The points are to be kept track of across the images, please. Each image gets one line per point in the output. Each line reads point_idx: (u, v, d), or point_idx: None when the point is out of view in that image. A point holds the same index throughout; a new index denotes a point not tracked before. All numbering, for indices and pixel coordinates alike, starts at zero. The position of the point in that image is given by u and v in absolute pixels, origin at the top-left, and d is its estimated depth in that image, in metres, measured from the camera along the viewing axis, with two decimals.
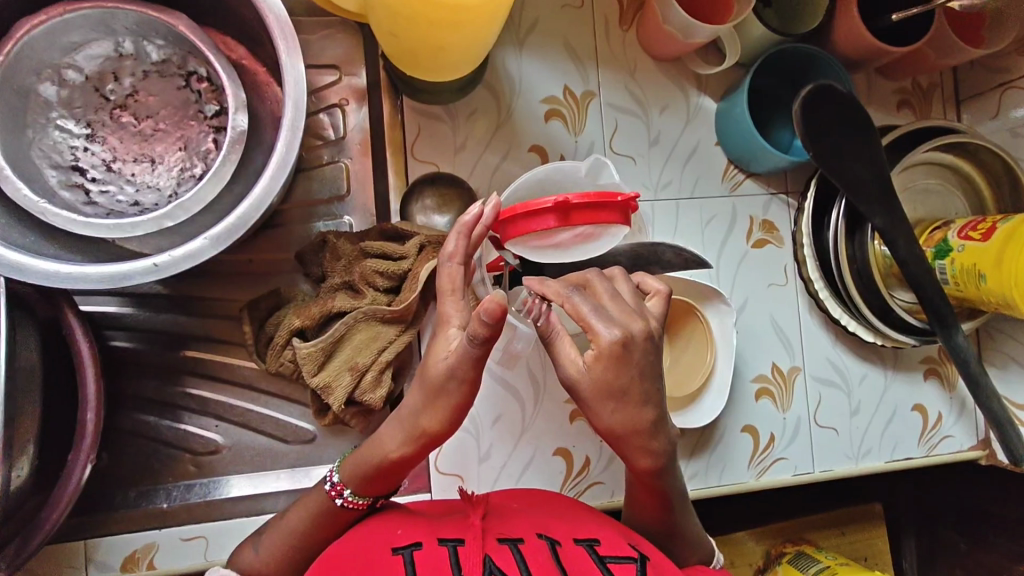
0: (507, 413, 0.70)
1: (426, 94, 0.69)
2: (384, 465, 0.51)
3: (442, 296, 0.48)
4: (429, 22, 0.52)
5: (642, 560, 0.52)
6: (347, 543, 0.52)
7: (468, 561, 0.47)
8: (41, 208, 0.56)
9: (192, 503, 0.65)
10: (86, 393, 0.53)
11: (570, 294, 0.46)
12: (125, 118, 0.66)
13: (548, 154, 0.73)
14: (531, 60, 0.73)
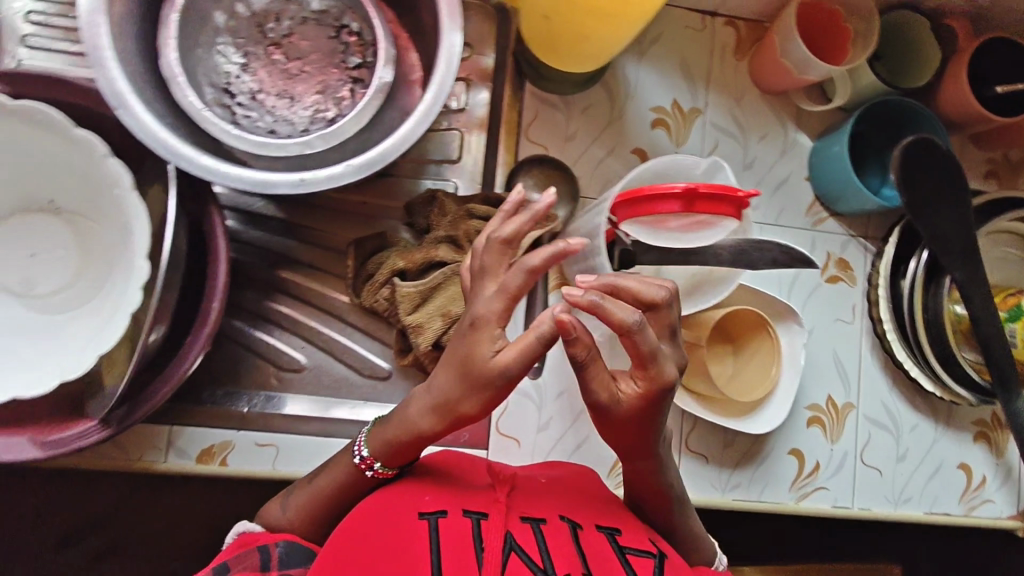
0: (570, 389, 0.73)
1: (549, 81, 0.74)
2: (412, 438, 0.52)
3: (488, 284, 0.45)
4: (583, 12, 0.56)
5: (658, 557, 0.55)
6: (375, 502, 0.55)
7: (491, 539, 0.49)
8: (201, 117, 0.61)
9: (269, 412, 0.69)
10: (216, 283, 0.58)
11: (636, 329, 0.42)
12: (276, 56, 0.72)
13: (649, 158, 0.77)
14: (648, 69, 0.78)
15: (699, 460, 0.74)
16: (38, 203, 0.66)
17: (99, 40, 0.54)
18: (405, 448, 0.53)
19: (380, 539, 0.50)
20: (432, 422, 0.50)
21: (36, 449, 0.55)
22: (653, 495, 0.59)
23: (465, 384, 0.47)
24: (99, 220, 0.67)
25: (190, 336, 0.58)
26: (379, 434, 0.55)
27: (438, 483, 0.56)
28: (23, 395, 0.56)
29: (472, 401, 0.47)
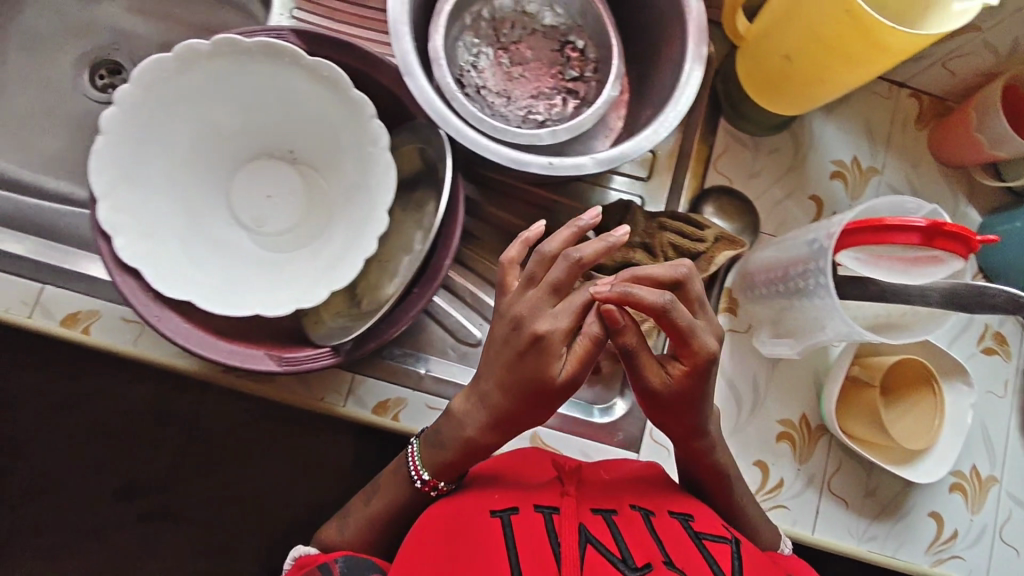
0: (724, 410, 0.75)
1: (745, 120, 0.80)
2: (466, 446, 0.56)
3: (551, 311, 0.49)
4: (829, 54, 0.61)
5: (736, 540, 0.54)
6: (440, 509, 0.57)
7: (565, 529, 0.50)
8: (452, 93, 0.64)
9: (444, 379, 0.72)
10: (449, 246, 0.62)
11: (671, 306, 0.47)
12: (502, 59, 0.78)
13: (825, 206, 0.80)
14: (834, 125, 0.82)
15: (838, 503, 0.76)
16: (279, 150, 0.72)
17: (402, 16, 0.60)
18: (456, 457, 0.57)
19: (455, 536, 0.52)
20: (488, 430, 0.54)
21: (274, 362, 0.59)
22: (708, 475, 0.61)
23: (526, 396, 0.51)
24: (329, 173, 0.72)
25: (416, 287, 0.62)
26: (428, 450, 0.59)
27: (501, 481, 0.58)
28: (266, 313, 0.61)
29: (531, 405, 0.51)
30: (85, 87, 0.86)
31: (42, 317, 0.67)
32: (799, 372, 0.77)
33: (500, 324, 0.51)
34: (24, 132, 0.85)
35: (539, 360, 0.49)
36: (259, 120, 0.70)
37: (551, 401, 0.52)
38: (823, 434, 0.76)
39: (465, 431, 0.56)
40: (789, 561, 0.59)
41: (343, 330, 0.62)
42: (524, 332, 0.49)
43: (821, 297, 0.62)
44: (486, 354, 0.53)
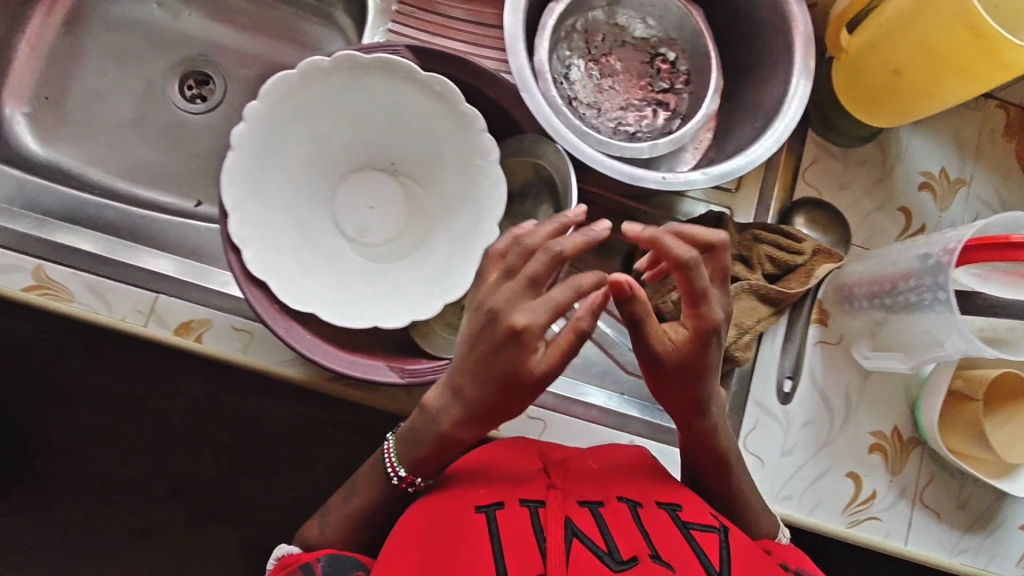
0: (817, 421, 0.76)
1: (836, 132, 0.80)
2: (441, 444, 0.53)
3: (526, 303, 0.45)
4: (947, 68, 0.62)
5: (724, 529, 0.52)
6: (420, 506, 0.54)
7: (549, 522, 0.48)
8: (558, 105, 0.64)
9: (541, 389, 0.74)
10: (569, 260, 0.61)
11: (693, 264, 0.46)
12: (592, 70, 0.77)
13: (914, 218, 0.80)
14: (921, 136, 0.82)
15: (932, 516, 0.76)
16: (381, 162, 0.73)
17: (519, 33, 0.61)
18: (432, 453, 0.54)
19: (435, 532, 0.50)
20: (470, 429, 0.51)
21: (398, 374, 0.60)
22: (697, 449, 0.60)
23: (502, 393, 0.47)
24: (428, 185, 0.73)
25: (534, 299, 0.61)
26: (405, 442, 0.56)
27: (479, 470, 0.56)
28: (385, 325, 0.62)
29: (509, 401, 0.48)
30: (176, 98, 0.88)
31: (157, 325, 0.69)
32: (890, 384, 0.77)
33: (473, 317, 0.47)
34: (117, 143, 0.86)
35: (514, 354, 0.45)
36: (361, 135, 0.71)
37: (527, 396, 0.48)
38: (915, 446, 0.77)
39: (438, 427, 0.52)
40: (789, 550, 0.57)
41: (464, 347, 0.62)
42: (500, 325, 0.45)
43: (942, 310, 0.64)
44: (457, 351, 0.48)
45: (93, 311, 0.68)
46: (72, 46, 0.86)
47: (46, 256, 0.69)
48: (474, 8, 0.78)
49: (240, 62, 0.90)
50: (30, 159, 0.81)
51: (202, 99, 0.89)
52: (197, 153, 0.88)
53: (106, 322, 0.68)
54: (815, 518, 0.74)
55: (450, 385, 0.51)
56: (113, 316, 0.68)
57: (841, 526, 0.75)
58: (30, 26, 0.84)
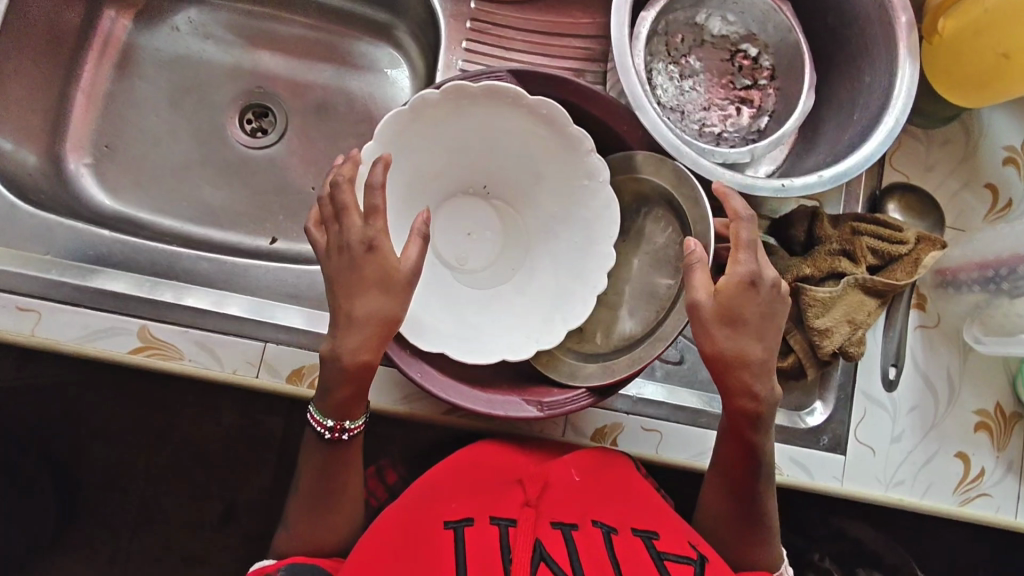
0: (922, 405, 0.77)
1: (919, 114, 0.79)
2: (358, 388, 0.57)
3: (371, 219, 0.55)
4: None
5: (699, 561, 0.57)
6: (399, 515, 0.60)
7: (519, 545, 0.53)
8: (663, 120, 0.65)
9: (651, 401, 0.74)
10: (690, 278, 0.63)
11: (743, 218, 0.56)
12: (673, 73, 0.75)
13: (1001, 193, 0.80)
14: (1002, 110, 0.81)
15: None
16: (475, 186, 0.73)
17: (627, 50, 0.63)
18: (350, 390, 0.57)
19: (410, 545, 0.56)
20: (374, 352, 0.56)
21: (538, 409, 0.61)
22: (732, 442, 0.62)
23: (385, 299, 0.55)
24: (525, 210, 0.73)
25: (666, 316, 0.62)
26: (325, 401, 0.58)
27: (463, 488, 0.62)
28: (512, 358, 0.62)
29: (396, 310, 0.55)
30: (236, 134, 0.87)
31: (269, 374, 0.68)
32: (990, 362, 0.78)
33: (337, 252, 0.55)
34: (181, 185, 0.85)
35: (378, 256, 0.55)
36: (461, 160, 0.70)
37: (406, 295, 0.56)
38: (1016, 420, 0.78)
39: (341, 364, 0.55)
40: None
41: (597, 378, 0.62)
42: (356, 246, 0.55)
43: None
44: (333, 290, 0.55)
45: (205, 368, 0.67)
46: (126, 89, 0.86)
47: (147, 315, 0.68)
48: (548, 21, 0.78)
49: (296, 89, 0.89)
50: (101, 212, 0.80)
51: (263, 131, 0.88)
52: (265, 187, 0.86)
53: (219, 377, 0.68)
54: (929, 501, 0.75)
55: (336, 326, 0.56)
56: (225, 370, 0.68)
57: (954, 506, 0.76)
58: (83, 74, 0.84)
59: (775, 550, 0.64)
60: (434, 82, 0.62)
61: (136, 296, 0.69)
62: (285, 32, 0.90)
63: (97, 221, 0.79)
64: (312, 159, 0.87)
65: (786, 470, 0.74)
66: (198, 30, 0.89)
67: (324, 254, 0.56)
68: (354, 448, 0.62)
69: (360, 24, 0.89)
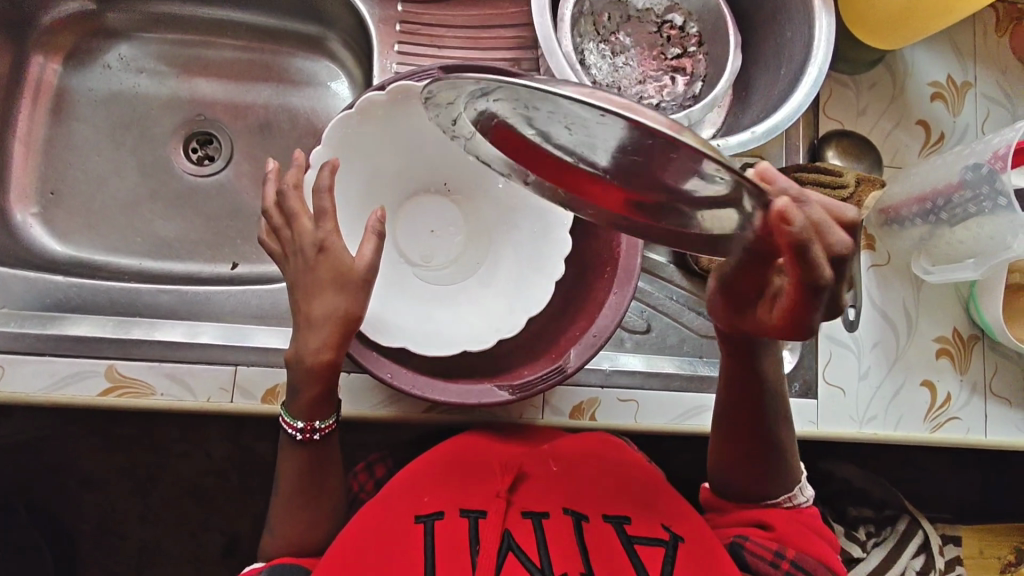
0: (884, 340, 0.79)
1: (845, 62, 0.82)
2: (323, 388, 0.58)
3: (320, 219, 0.55)
4: None
5: (671, 543, 0.60)
6: (371, 512, 0.62)
7: (487, 535, 0.56)
8: None
9: (625, 371, 0.75)
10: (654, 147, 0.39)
11: (810, 283, 0.40)
12: (606, 49, 0.76)
13: (932, 128, 0.84)
14: (922, 49, 0.85)
15: (1004, 404, 0.80)
16: (435, 184, 0.75)
17: (551, 35, 0.67)
18: (317, 389, 0.58)
19: (384, 538, 0.58)
20: (333, 352, 0.56)
21: (510, 392, 0.60)
22: (736, 405, 0.63)
23: (340, 297, 0.55)
24: (483, 203, 0.75)
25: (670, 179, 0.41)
26: (294, 401, 0.59)
27: (434, 478, 0.64)
28: (474, 348, 0.63)
29: (352, 308, 0.55)
30: (183, 164, 0.87)
31: (244, 398, 0.68)
32: (942, 290, 0.81)
33: (293, 256, 0.56)
34: (132, 222, 0.84)
35: (329, 255, 0.54)
36: (416, 162, 0.72)
37: (364, 292, 0.56)
38: (976, 342, 0.81)
39: (306, 366, 0.56)
40: (791, 530, 0.63)
41: (578, 354, 0.61)
42: (308, 248, 0.55)
43: (1005, 214, 0.67)
44: (292, 293, 0.56)
45: (178, 399, 0.67)
46: (64, 133, 0.85)
47: (114, 354, 0.68)
48: (477, 13, 0.79)
49: (236, 112, 0.89)
50: (56, 259, 0.80)
51: (210, 159, 0.88)
52: (219, 213, 0.86)
53: (194, 407, 0.67)
54: (901, 432, 0.78)
55: (298, 327, 0.56)
56: (198, 398, 0.68)
57: (925, 432, 0.78)
58: (18, 124, 0.83)
59: (794, 478, 0.66)
60: (378, 83, 0.63)
61: (99, 336, 0.68)
62: (216, 56, 0.90)
63: (51, 268, 0.78)
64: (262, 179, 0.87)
65: None
66: (130, 66, 0.88)
67: (281, 260, 0.57)
68: (330, 450, 0.63)
69: (293, 40, 0.89)
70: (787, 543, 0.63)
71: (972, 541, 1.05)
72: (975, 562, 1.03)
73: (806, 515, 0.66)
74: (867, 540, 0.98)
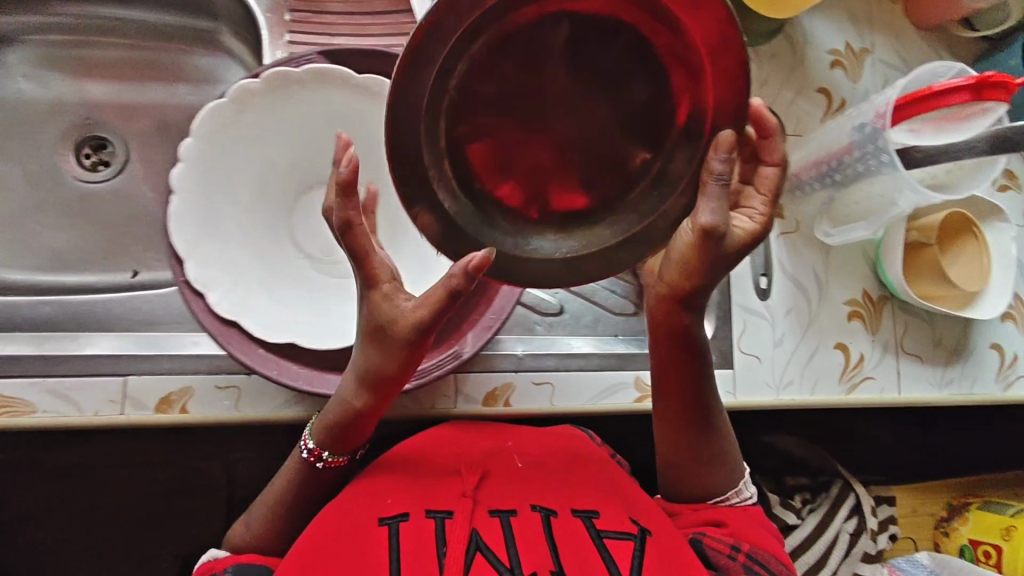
0: (796, 307, 0.80)
1: (743, 33, 0.82)
2: (355, 421, 0.56)
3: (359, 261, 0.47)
4: None
5: (640, 536, 0.58)
6: (330, 517, 0.58)
7: (454, 535, 0.52)
8: None
9: (539, 354, 0.74)
10: (646, 132, 0.48)
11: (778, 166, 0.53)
12: None
13: (834, 95, 0.85)
14: (820, 18, 0.86)
15: (916, 360, 0.82)
16: (331, 175, 0.72)
17: None
18: (341, 420, 0.56)
19: (344, 543, 0.54)
20: (375, 398, 0.53)
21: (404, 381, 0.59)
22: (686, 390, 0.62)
23: (376, 350, 0.50)
24: (383, 193, 0.72)
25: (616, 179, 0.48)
26: (320, 421, 0.58)
27: (396, 482, 0.60)
28: None
29: (394, 364, 0.50)
30: (75, 170, 0.83)
31: (136, 409, 0.65)
32: (851, 253, 0.82)
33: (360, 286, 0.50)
34: (25, 236, 0.80)
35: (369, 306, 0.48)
36: (309, 153, 0.70)
37: (400, 354, 0.50)
38: (885, 302, 0.82)
39: (343, 397, 0.54)
40: (743, 525, 0.64)
41: (475, 338, 0.61)
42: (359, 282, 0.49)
43: (888, 172, 0.66)
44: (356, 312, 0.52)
45: (62, 415, 0.63)
46: None
47: None
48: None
49: (129, 114, 0.85)
50: None
51: (104, 164, 0.84)
52: (117, 221, 0.82)
53: (81, 423, 0.64)
54: (818, 396, 0.79)
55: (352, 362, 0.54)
56: (85, 414, 0.64)
57: (841, 395, 0.79)
58: None
59: (736, 467, 0.66)
60: (253, 71, 0.60)
61: None
62: (104, 57, 0.86)
63: None
64: (161, 182, 0.84)
65: None
66: (11, 71, 0.84)
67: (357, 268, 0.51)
68: None
69: (185, 36, 0.86)
70: (741, 538, 0.62)
71: (904, 500, 1.07)
72: (909, 520, 1.06)
73: (753, 512, 0.66)
74: (802, 507, 1.01)
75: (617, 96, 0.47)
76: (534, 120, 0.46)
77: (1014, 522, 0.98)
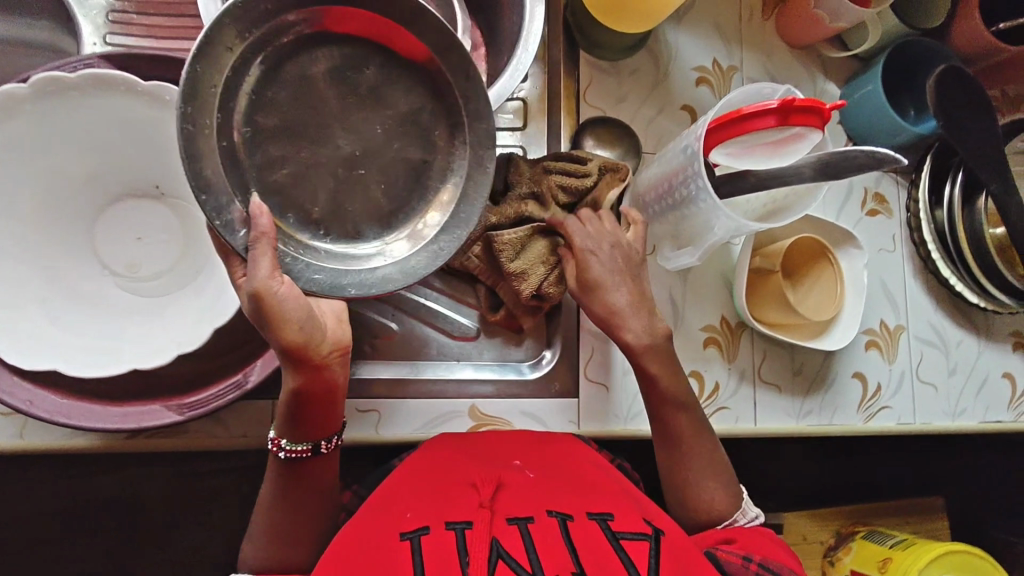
0: None
1: (600, 47, 0.78)
2: (294, 401, 0.51)
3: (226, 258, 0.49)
4: None
5: (656, 536, 0.51)
6: (341, 539, 0.50)
7: (476, 544, 0.45)
8: None
9: (367, 380, 0.70)
10: (427, 127, 0.52)
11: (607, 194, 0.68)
12: None
13: (697, 114, 0.82)
14: (686, 33, 0.82)
15: (773, 389, 0.79)
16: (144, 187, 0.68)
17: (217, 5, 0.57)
18: (293, 407, 0.51)
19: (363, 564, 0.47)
20: (301, 371, 0.50)
21: (178, 414, 0.58)
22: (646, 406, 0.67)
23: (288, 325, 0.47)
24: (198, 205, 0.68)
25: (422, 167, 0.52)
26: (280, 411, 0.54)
27: (412, 494, 0.53)
28: (142, 366, 0.55)
29: (292, 333, 0.47)
30: None
31: None
32: (706, 277, 0.79)
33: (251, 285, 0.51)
34: None
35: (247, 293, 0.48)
36: (115, 162, 0.66)
37: (302, 320, 0.47)
38: (743, 330, 0.79)
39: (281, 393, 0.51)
40: (759, 541, 0.59)
41: (261, 367, 0.59)
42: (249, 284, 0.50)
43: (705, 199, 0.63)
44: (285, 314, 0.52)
45: None
46: None
47: None
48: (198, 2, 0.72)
49: None
50: None
51: None
52: None
53: None
54: None
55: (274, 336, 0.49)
56: None
57: None
58: None
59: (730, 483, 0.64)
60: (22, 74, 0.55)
61: None
62: None
63: None
64: None
65: (518, 424, 0.73)
66: None
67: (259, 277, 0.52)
68: None
69: None
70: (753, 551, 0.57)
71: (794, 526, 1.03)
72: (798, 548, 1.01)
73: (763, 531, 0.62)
74: None
75: (399, 101, 0.51)
76: (322, 132, 0.49)
77: (891, 553, 0.94)
